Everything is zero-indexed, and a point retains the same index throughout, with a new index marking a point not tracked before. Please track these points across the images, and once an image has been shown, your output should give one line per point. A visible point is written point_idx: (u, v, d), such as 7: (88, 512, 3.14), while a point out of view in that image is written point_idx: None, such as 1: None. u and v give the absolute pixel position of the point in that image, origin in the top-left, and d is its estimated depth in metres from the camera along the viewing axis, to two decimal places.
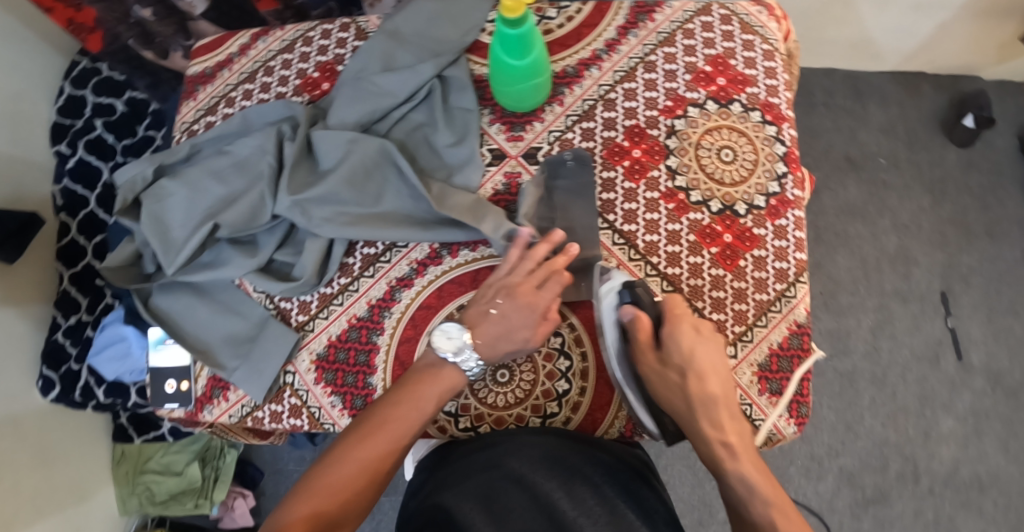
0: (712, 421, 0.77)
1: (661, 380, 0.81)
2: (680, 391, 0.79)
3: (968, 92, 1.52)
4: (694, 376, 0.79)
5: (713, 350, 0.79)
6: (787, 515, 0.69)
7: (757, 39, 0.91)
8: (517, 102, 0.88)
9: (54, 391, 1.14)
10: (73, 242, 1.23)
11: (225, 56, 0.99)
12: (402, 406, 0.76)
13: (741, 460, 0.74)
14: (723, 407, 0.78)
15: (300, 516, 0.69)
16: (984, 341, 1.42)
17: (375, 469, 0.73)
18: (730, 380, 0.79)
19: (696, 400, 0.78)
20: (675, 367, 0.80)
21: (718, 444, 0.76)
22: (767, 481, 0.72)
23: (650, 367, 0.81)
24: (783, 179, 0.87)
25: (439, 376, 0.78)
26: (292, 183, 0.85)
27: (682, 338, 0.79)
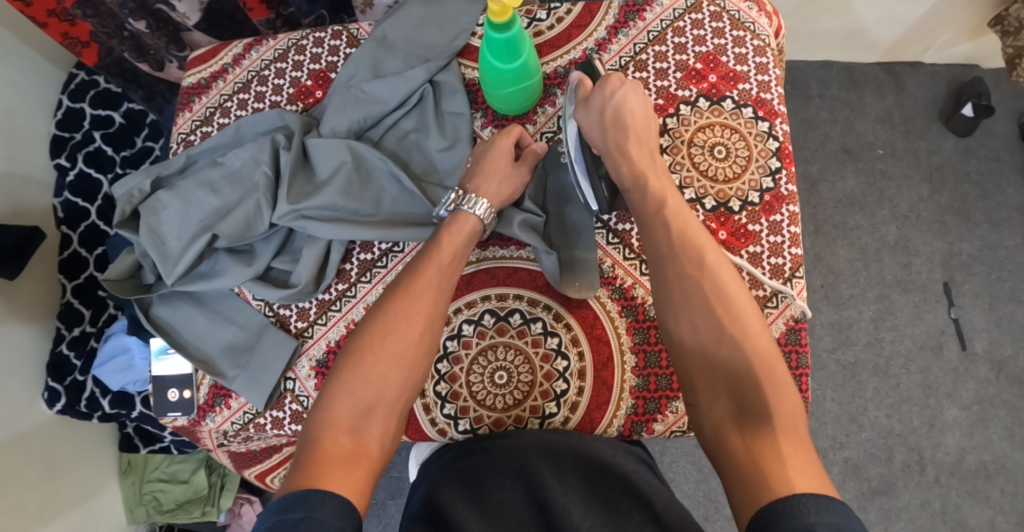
0: (620, 143, 0.81)
1: (584, 123, 0.83)
2: (597, 120, 0.82)
3: (964, 80, 1.51)
4: (614, 112, 0.81)
5: (639, 96, 0.83)
6: (694, 258, 0.74)
7: (747, 34, 0.91)
8: (507, 105, 0.88)
9: (59, 403, 1.14)
10: (75, 254, 1.24)
11: (218, 67, 0.99)
12: (429, 282, 0.77)
13: (653, 184, 0.79)
14: (636, 137, 0.81)
15: (343, 414, 0.70)
16: (987, 329, 1.42)
17: (409, 343, 0.74)
18: (650, 126, 0.83)
19: (610, 126, 0.81)
20: (597, 106, 0.82)
21: (622, 157, 0.80)
22: (680, 228, 0.76)
23: (579, 113, 0.84)
24: (776, 175, 0.87)
25: (460, 228, 0.80)
26: (289, 192, 0.86)
27: (613, 84, 0.83)
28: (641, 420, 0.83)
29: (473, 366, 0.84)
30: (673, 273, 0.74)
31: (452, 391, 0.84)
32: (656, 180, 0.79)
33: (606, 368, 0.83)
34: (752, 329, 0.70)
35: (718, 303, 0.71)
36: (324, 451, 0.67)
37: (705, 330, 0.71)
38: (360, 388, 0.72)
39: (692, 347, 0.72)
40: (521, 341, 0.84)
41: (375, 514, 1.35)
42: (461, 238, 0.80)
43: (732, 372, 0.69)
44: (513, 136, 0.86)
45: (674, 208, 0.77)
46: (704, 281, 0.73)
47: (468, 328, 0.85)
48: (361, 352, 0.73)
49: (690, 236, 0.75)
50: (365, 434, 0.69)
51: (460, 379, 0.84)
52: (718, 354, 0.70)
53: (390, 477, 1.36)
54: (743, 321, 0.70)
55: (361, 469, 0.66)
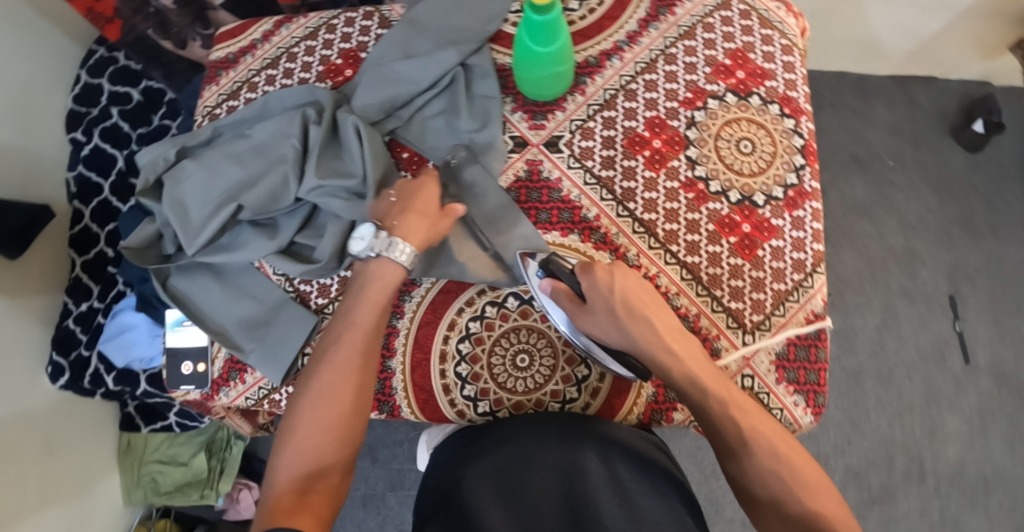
0: (648, 337, 0.77)
1: (595, 329, 0.78)
2: (614, 329, 0.78)
3: (975, 95, 1.53)
4: (625, 305, 0.78)
5: (633, 277, 0.80)
6: (739, 411, 0.74)
7: (776, 33, 0.92)
8: (538, 90, 0.89)
9: (63, 378, 1.13)
10: (86, 230, 1.23)
11: (247, 42, 0.99)
12: (353, 350, 0.77)
13: (692, 369, 0.76)
14: (658, 322, 0.78)
15: (289, 472, 0.71)
16: (990, 342, 1.43)
17: (347, 387, 0.75)
18: (655, 297, 0.80)
19: (632, 325, 0.77)
20: (604, 312, 0.78)
21: (661, 353, 0.77)
22: (716, 386, 0.76)
23: (582, 320, 0.78)
24: (801, 171, 0.88)
25: (383, 278, 0.79)
26: (318, 167, 0.86)
27: (602, 278, 0.78)
28: (661, 409, 0.83)
29: (495, 348, 0.84)
30: (726, 431, 0.74)
31: (473, 372, 0.83)
32: (683, 352, 0.77)
33: None
34: (792, 451, 0.73)
35: (757, 439, 0.73)
36: (273, 507, 0.67)
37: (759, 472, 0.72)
38: (305, 442, 0.72)
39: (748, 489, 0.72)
40: (544, 325, 0.84)
41: (374, 505, 1.33)
42: (383, 291, 0.79)
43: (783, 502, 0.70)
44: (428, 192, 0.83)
45: (699, 364, 0.77)
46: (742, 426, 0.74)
47: (491, 310, 0.85)
48: (295, 419, 0.73)
49: (730, 397, 0.75)
50: (312, 489, 0.70)
51: (481, 360, 0.84)
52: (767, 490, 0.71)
53: (391, 468, 1.34)
54: (794, 460, 0.72)
55: (310, 519, 0.68)
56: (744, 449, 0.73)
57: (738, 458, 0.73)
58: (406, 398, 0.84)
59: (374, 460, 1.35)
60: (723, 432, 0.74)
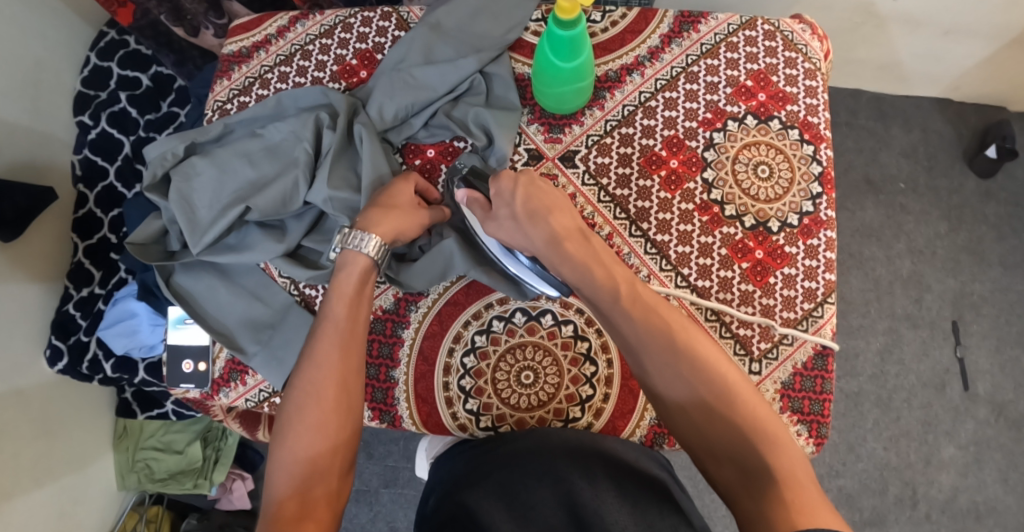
0: (551, 243, 0.76)
1: (500, 233, 0.79)
2: (517, 232, 0.77)
3: (990, 122, 1.51)
4: (525, 206, 0.77)
5: (544, 186, 0.80)
6: (658, 331, 0.70)
7: (799, 57, 0.91)
8: (557, 104, 0.88)
9: (61, 362, 1.12)
10: (90, 214, 1.22)
11: (261, 37, 0.98)
12: (334, 344, 0.73)
13: (588, 264, 0.75)
14: (563, 229, 0.77)
15: (284, 481, 0.67)
16: (991, 372, 1.42)
17: (331, 388, 0.71)
18: (565, 206, 0.79)
19: (532, 225, 0.77)
20: (506, 213, 0.78)
21: (562, 260, 0.75)
22: (635, 308, 0.72)
23: (491, 225, 0.79)
24: (817, 200, 0.87)
25: (351, 271, 0.78)
26: (329, 173, 0.85)
27: (507, 184, 0.79)
28: (664, 432, 0.83)
29: (500, 364, 0.84)
30: (643, 358, 0.70)
31: (476, 387, 0.84)
32: (578, 248, 0.76)
33: (634, 377, 0.83)
34: (728, 376, 0.68)
35: (682, 361, 0.68)
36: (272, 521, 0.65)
37: (696, 412, 0.67)
38: (292, 454, 0.69)
39: (688, 429, 0.67)
40: (550, 342, 0.84)
41: (366, 501, 1.33)
42: (352, 283, 0.77)
43: (737, 456, 0.64)
44: (352, 274, 0.78)
45: (597, 261, 0.75)
46: (680, 360, 0.68)
47: (499, 324, 0.85)
48: (286, 423, 0.70)
49: (652, 318, 0.71)
50: (314, 496, 0.67)
51: (486, 375, 0.84)
52: (711, 429, 0.66)
53: (385, 465, 1.34)
54: (729, 388, 0.67)
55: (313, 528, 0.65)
56: (671, 379, 0.68)
57: (666, 392, 0.69)
58: (408, 409, 0.85)
59: (368, 456, 1.35)
60: (649, 371, 0.70)
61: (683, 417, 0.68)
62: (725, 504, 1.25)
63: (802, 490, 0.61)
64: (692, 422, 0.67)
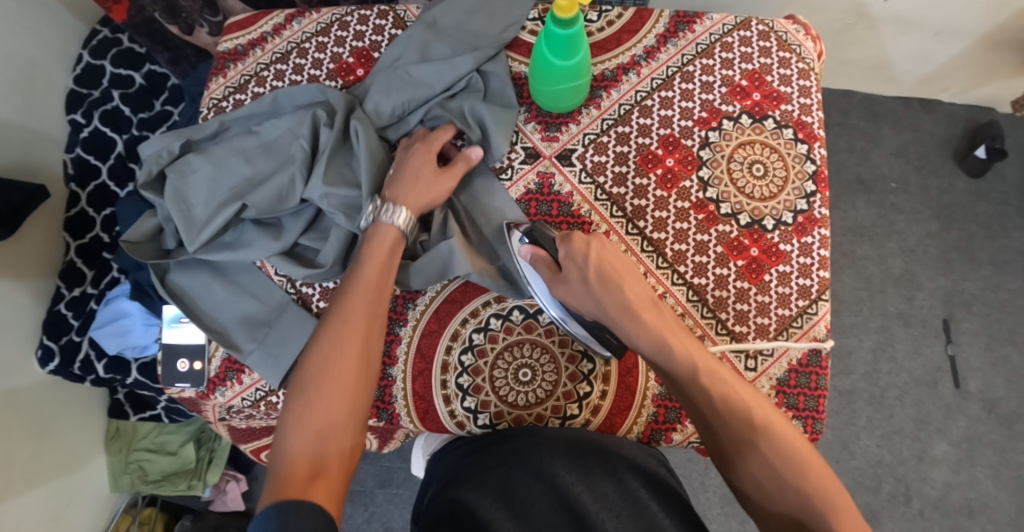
0: (625, 313, 0.77)
1: (568, 297, 0.79)
2: (590, 300, 0.78)
3: (980, 122, 1.53)
4: (598, 274, 0.78)
5: (616, 254, 0.81)
6: (739, 407, 0.71)
7: (793, 57, 0.92)
8: (554, 102, 0.88)
9: (53, 362, 1.11)
10: (82, 213, 1.21)
11: (257, 35, 0.98)
12: (361, 306, 0.75)
13: (662, 334, 0.75)
14: (638, 300, 0.78)
15: (301, 436, 0.67)
16: (982, 369, 1.43)
17: (356, 350, 0.72)
18: (636, 276, 0.80)
19: (606, 293, 0.78)
20: (578, 280, 0.78)
21: (636, 329, 0.76)
22: (716, 382, 0.73)
23: (557, 288, 0.79)
24: (811, 198, 0.87)
25: (380, 239, 0.80)
26: (327, 169, 0.85)
27: (579, 248, 0.79)
28: (661, 429, 0.83)
29: (497, 362, 0.84)
30: (721, 433, 0.71)
31: (474, 385, 0.84)
32: (653, 317, 0.77)
33: (631, 374, 0.83)
34: (808, 458, 0.68)
35: (764, 437, 0.69)
36: (285, 474, 0.64)
37: (773, 489, 0.67)
38: (311, 411, 0.69)
39: (768, 508, 0.67)
40: (548, 340, 0.84)
41: (361, 502, 1.32)
42: (381, 251, 0.79)
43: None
44: (384, 241, 0.80)
45: (671, 331, 0.76)
46: (759, 438, 0.69)
47: (496, 322, 0.85)
48: (304, 382, 0.70)
49: (732, 394, 0.72)
50: (328, 453, 0.67)
51: (484, 373, 0.84)
52: (785, 507, 0.66)
53: (380, 465, 1.34)
54: (811, 470, 0.67)
55: (325, 487, 0.64)
56: (750, 456, 0.69)
57: (743, 468, 0.69)
58: (406, 406, 0.85)
59: (363, 456, 1.34)
60: (724, 445, 0.71)
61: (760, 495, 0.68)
62: (720, 502, 1.26)
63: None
64: (771, 501, 0.67)
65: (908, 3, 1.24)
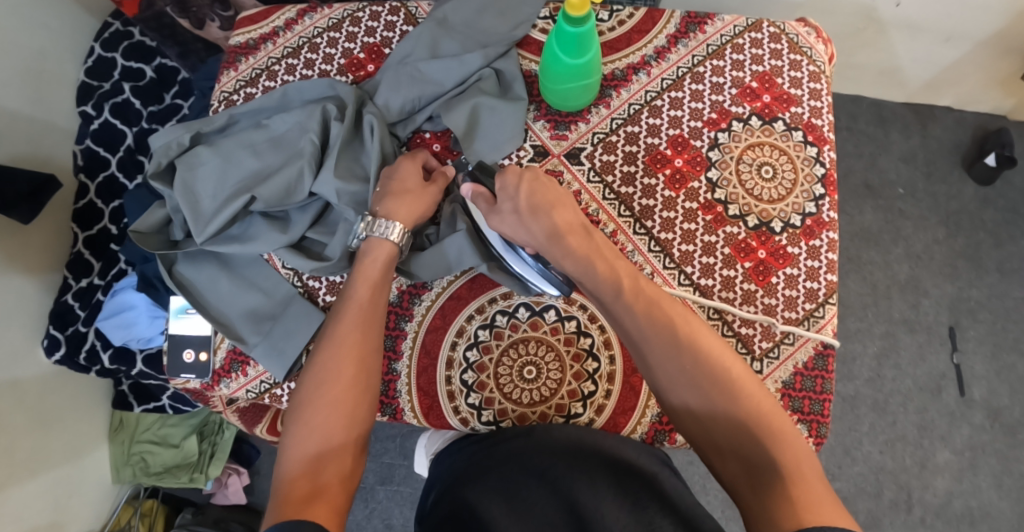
0: (555, 240, 0.76)
1: (503, 228, 0.79)
2: (522, 229, 0.78)
3: (990, 129, 1.52)
4: (529, 202, 0.78)
5: (549, 184, 0.80)
6: (665, 327, 0.71)
7: (804, 59, 0.92)
8: (563, 101, 0.88)
9: (59, 352, 1.11)
10: (90, 205, 1.21)
11: (269, 29, 0.98)
12: (354, 324, 0.75)
13: (591, 260, 0.76)
14: (569, 228, 0.77)
15: (299, 458, 0.68)
16: (986, 377, 1.42)
17: (350, 369, 0.73)
18: (567, 203, 0.79)
19: (536, 222, 0.77)
20: (511, 210, 0.78)
21: (567, 257, 0.76)
22: (644, 305, 0.73)
23: (494, 220, 0.79)
24: (820, 201, 0.87)
25: (374, 257, 0.80)
26: (335, 163, 0.85)
27: (512, 178, 0.79)
28: (664, 430, 0.83)
29: (502, 358, 0.84)
30: (650, 356, 0.71)
31: (479, 381, 0.84)
32: (581, 243, 0.77)
33: (635, 374, 0.83)
34: (733, 375, 0.69)
35: (689, 356, 0.69)
36: (283, 495, 0.65)
37: (701, 408, 0.68)
38: (308, 434, 0.70)
39: (698, 431, 0.69)
40: (553, 338, 0.84)
41: (361, 498, 1.32)
42: (374, 269, 0.80)
43: (742, 452, 0.65)
44: (377, 258, 0.80)
45: (600, 255, 0.76)
46: (685, 357, 0.70)
47: (502, 319, 0.85)
48: (302, 407, 0.71)
49: (661, 315, 0.72)
50: (327, 472, 0.67)
51: (488, 370, 0.84)
52: (717, 427, 0.67)
53: (381, 462, 1.34)
54: (734, 386, 0.68)
55: (324, 506, 0.64)
56: (676, 376, 0.70)
57: (672, 391, 0.70)
58: (410, 402, 0.85)
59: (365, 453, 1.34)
60: (653, 368, 0.71)
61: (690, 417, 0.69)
62: (721, 506, 1.25)
63: (807, 480, 0.62)
64: (702, 425, 0.68)
65: (919, 7, 1.23)
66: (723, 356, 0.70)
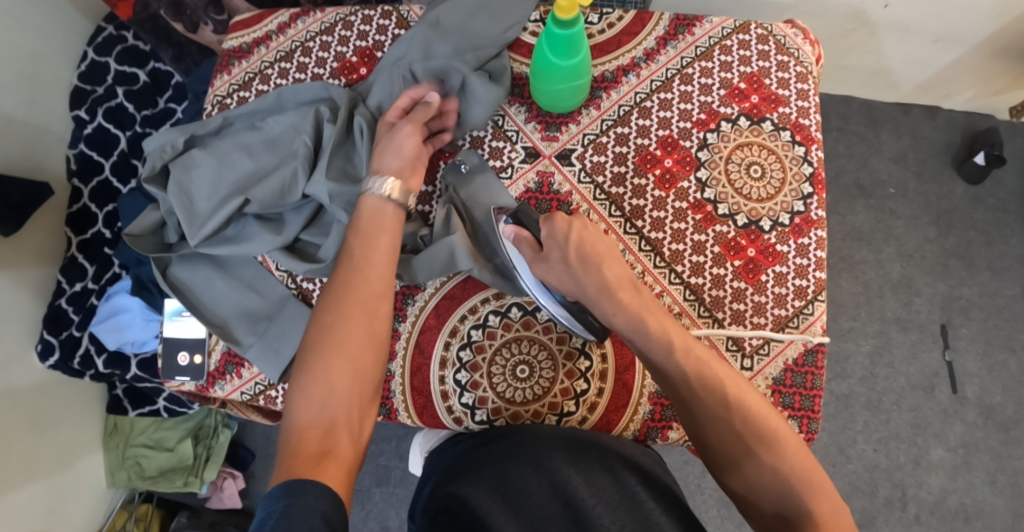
0: (603, 294, 0.78)
1: (549, 277, 0.80)
2: (570, 282, 0.79)
3: (980, 129, 1.53)
4: (579, 253, 0.79)
5: (599, 235, 0.81)
6: (712, 386, 0.73)
7: (791, 60, 0.92)
8: (554, 102, 0.89)
9: (53, 357, 1.11)
10: (84, 210, 1.21)
11: (262, 33, 0.99)
12: (369, 280, 0.76)
13: (642, 316, 0.77)
14: (618, 281, 0.79)
15: (309, 411, 0.68)
16: (979, 375, 1.43)
17: (365, 328, 0.73)
18: (615, 256, 0.81)
19: (585, 274, 0.78)
20: (559, 260, 0.79)
21: (615, 312, 0.78)
22: (690, 362, 0.74)
23: (538, 268, 0.81)
24: (808, 200, 0.88)
25: (385, 216, 0.80)
26: (329, 164, 0.86)
27: (561, 226, 0.80)
28: (657, 426, 0.83)
29: (495, 358, 0.84)
30: (695, 412, 0.73)
31: (472, 380, 0.84)
32: (632, 298, 0.78)
33: (628, 372, 0.84)
34: (778, 435, 0.70)
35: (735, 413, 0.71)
36: (296, 448, 0.65)
37: (744, 464, 0.70)
38: (319, 385, 0.69)
39: (744, 490, 0.70)
40: (546, 337, 0.85)
41: (358, 501, 1.32)
42: (386, 226, 0.79)
43: (783, 509, 0.67)
44: (385, 215, 0.80)
45: (649, 310, 0.78)
46: (732, 416, 0.71)
47: (495, 319, 0.85)
48: (310, 351, 0.71)
49: (707, 371, 0.74)
50: (338, 430, 0.68)
51: (481, 369, 0.84)
52: (766, 490, 0.68)
53: (377, 464, 1.34)
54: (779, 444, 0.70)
55: (335, 463, 0.65)
56: (721, 432, 0.71)
57: (716, 449, 0.72)
58: (404, 402, 0.85)
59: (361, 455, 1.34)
60: (699, 425, 0.73)
61: (734, 474, 0.70)
62: (717, 505, 1.26)
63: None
64: (745, 483, 0.70)
65: (907, 10, 1.24)
66: (769, 416, 0.71)
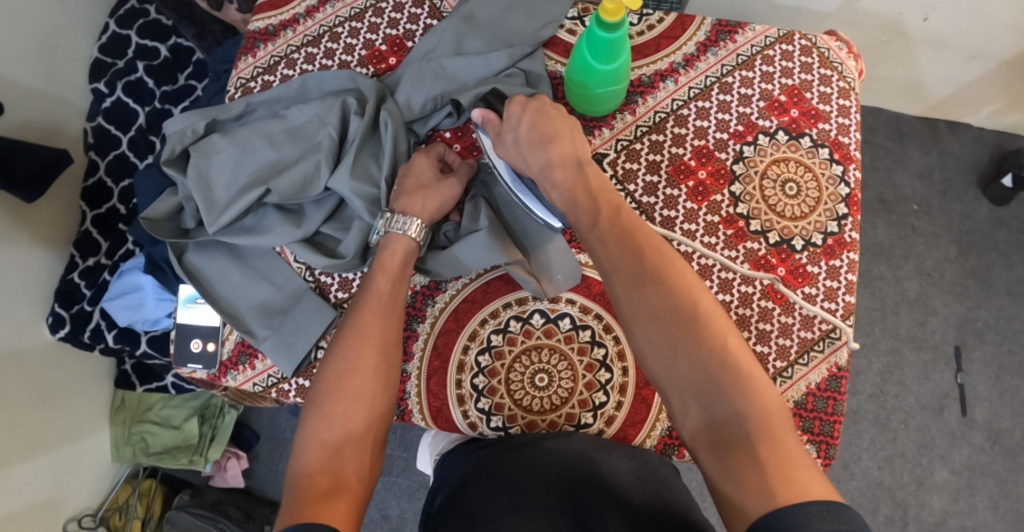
0: (545, 173, 0.78)
1: (506, 155, 0.81)
2: (519, 159, 0.79)
3: (1009, 149, 1.50)
4: (529, 133, 0.78)
5: (556, 117, 0.80)
6: (642, 267, 0.71)
7: (834, 74, 0.90)
8: (588, 105, 0.87)
9: (63, 330, 1.10)
10: (100, 183, 1.20)
11: (289, 16, 0.96)
12: (373, 316, 0.76)
13: (576, 195, 0.76)
14: (562, 162, 0.77)
15: (315, 452, 0.67)
16: (989, 399, 1.42)
17: (369, 365, 0.73)
18: (565, 135, 0.79)
19: (530, 153, 0.78)
20: (512, 139, 0.79)
21: (557, 193, 0.77)
22: (622, 244, 0.73)
23: (501, 149, 0.81)
24: (842, 221, 0.86)
25: (393, 252, 0.80)
26: (354, 158, 0.85)
27: (518, 109, 0.80)
28: (674, 444, 0.82)
29: (514, 365, 0.83)
30: (616, 289, 0.71)
31: (489, 386, 0.83)
32: (570, 176, 0.77)
33: (648, 387, 0.83)
34: (706, 322, 0.67)
35: (659, 295, 0.69)
36: (304, 491, 0.64)
37: (664, 348, 0.67)
38: (326, 429, 0.69)
39: (663, 377, 0.68)
40: (566, 346, 0.84)
41: None
42: (394, 264, 0.80)
43: (704, 400, 0.65)
44: (396, 253, 0.80)
45: (586, 189, 0.77)
46: (654, 297, 0.69)
47: (515, 325, 0.84)
48: (321, 396, 0.71)
49: (641, 254, 0.72)
50: (346, 470, 0.67)
51: (499, 375, 0.83)
52: (683, 375, 0.66)
53: None
54: (703, 331, 0.67)
55: (344, 503, 0.64)
56: (642, 312, 0.69)
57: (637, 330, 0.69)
58: (419, 404, 0.84)
59: None
60: (621, 304, 0.71)
61: (653, 358, 0.68)
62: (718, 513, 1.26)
63: (784, 449, 0.60)
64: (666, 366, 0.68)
65: (946, 25, 1.22)
66: (697, 302, 0.69)
